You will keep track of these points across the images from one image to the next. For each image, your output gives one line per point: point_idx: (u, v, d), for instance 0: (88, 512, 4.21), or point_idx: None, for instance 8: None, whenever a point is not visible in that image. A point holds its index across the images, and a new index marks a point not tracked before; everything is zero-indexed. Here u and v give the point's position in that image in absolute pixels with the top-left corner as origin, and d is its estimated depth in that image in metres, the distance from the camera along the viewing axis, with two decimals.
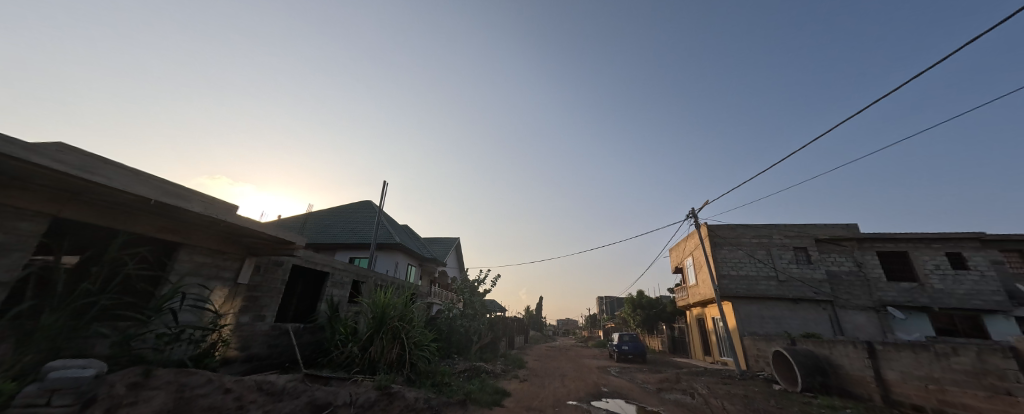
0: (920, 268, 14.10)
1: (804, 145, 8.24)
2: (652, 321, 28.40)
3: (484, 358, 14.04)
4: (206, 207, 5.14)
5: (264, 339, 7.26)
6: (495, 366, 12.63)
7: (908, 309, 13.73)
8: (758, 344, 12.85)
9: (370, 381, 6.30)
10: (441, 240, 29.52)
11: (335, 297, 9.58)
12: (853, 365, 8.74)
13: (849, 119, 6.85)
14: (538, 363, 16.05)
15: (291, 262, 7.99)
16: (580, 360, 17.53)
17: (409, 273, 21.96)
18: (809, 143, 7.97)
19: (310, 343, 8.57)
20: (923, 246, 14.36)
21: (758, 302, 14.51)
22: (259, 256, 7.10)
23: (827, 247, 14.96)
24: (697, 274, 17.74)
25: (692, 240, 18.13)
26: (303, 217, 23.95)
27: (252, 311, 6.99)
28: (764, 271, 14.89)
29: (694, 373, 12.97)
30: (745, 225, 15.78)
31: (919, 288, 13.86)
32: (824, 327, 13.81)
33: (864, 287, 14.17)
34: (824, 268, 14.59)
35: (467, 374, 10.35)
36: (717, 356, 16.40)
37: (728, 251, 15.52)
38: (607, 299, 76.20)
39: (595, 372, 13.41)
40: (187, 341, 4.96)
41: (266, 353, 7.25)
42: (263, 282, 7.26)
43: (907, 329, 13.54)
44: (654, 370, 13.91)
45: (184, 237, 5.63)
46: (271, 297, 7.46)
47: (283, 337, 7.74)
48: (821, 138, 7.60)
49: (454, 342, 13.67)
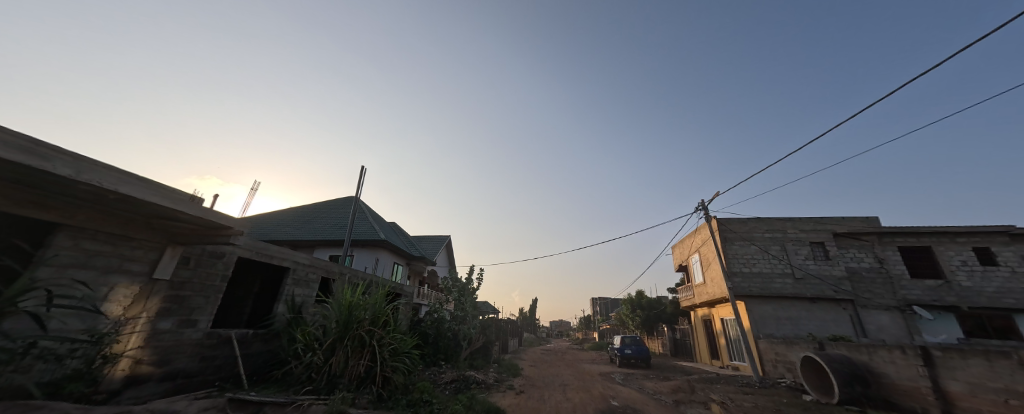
0: (945, 264, 13.10)
1: (829, 130, 7.32)
2: (653, 322, 27.24)
3: (474, 365, 12.60)
4: (78, 171, 3.69)
5: (194, 351, 5.78)
6: (486, 375, 11.19)
7: (934, 308, 12.67)
8: (775, 347, 11.69)
9: (320, 405, 4.86)
10: (431, 238, 28.00)
11: (297, 297, 8.00)
12: (901, 374, 7.62)
13: (895, 91, 5.85)
14: (534, 369, 14.63)
15: (234, 254, 6.47)
16: (580, 366, 16.19)
17: (395, 272, 20.38)
18: (836, 125, 6.98)
19: (261, 353, 7.09)
20: (948, 241, 13.36)
21: (774, 302, 13.34)
22: (186, 246, 5.62)
23: (845, 242, 13.90)
24: (705, 272, 16.54)
25: (699, 235, 16.97)
26: (281, 214, 22.28)
27: (175, 314, 5.50)
28: (779, 267, 13.76)
29: (708, 380, 11.72)
30: (757, 219, 14.66)
31: (945, 286, 12.85)
32: (845, 328, 12.69)
33: (886, 284, 13.10)
34: (843, 264, 13.51)
35: (453, 387, 8.94)
36: (727, 360, 15.16)
37: (739, 246, 14.38)
38: (601, 300, 74.91)
39: (599, 380, 12.09)
40: (42, 360, 3.43)
41: (196, 367, 5.79)
42: (194, 279, 5.77)
43: (933, 330, 12.49)
44: (663, 377, 12.63)
45: (63, 216, 4.18)
46: (206, 297, 5.97)
47: (223, 347, 6.27)
48: (854, 118, 6.60)
49: (441, 348, 12.32)
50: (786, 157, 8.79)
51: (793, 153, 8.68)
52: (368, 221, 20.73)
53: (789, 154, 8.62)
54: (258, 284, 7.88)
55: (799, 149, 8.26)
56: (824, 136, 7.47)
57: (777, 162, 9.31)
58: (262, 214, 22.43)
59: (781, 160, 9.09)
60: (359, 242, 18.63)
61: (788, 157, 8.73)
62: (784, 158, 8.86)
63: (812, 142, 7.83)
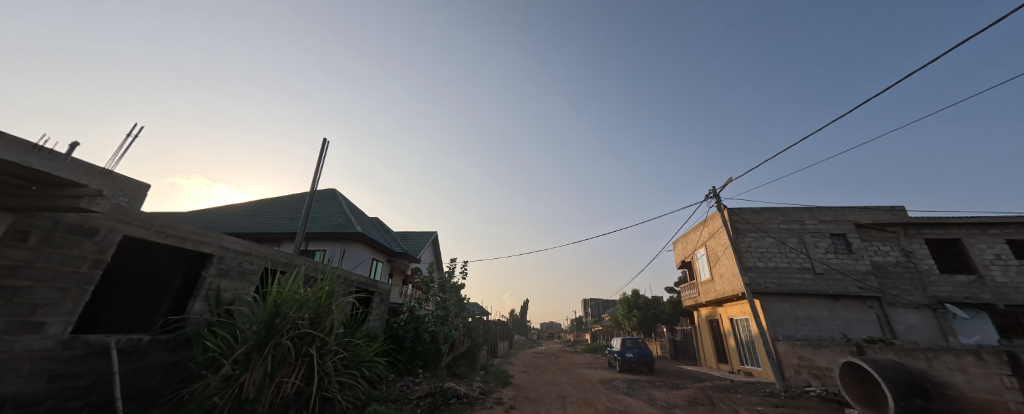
0: (977, 258, 11.94)
1: (888, 87, 6.11)
2: (650, 323, 26.02)
3: (458, 373, 10.94)
4: None
5: (40, 369, 3.98)
6: (470, 386, 9.49)
7: (968, 307, 11.47)
8: (799, 351, 10.35)
9: None
10: (416, 234, 26.28)
11: (222, 293, 6.13)
12: (975, 385, 6.29)
13: None
14: (526, 377, 13.06)
15: (110, 235, 4.65)
16: (576, 371, 14.65)
17: (374, 269, 18.60)
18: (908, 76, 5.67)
19: (161, 367, 5.22)
20: (978, 233, 12.23)
21: (793, 300, 11.97)
22: (20, 214, 3.84)
23: (869, 234, 12.64)
24: (712, 268, 15.13)
25: (705, 228, 15.64)
26: (248, 206, 20.18)
27: (1, 314, 3.70)
28: (797, 262, 12.44)
29: (724, 389, 10.34)
30: (771, 208, 13.35)
31: (978, 282, 11.68)
32: (872, 329, 11.40)
33: (915, 281, 11.87)
34: (867, 258, 12.24)
35: (426, 404, 7.23)
36: (738, 365, 13.79)
37: (753, 239, 13.01)
38: (593, 301, 73.80)
39: (600, 390, 10.59)
40: None
41: (44, 393, 4.00)
42: (36, 265, 3.98)
43: (968, 331, 11.27)
44: (672, 385, 11.21)
45: None
46: (61, 290, 4.18)
47: (95, 362, 4.47)
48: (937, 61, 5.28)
49: (420, 354, 10.74)
50: (821, 128, 7.60)
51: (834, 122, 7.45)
52: (343, 214, 18.83)
53: (827, 124, 7.43)
54: (166, 272, 5.98)
55: (843, 116, 7.07)
56: (880, 95, 6.27)
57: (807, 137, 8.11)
58: (226, 206, 20.26)
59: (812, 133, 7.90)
60: (332, 235, 16.78)
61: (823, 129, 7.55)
62: (820, 130, 7.65)
63: (861, 106, 6.66)
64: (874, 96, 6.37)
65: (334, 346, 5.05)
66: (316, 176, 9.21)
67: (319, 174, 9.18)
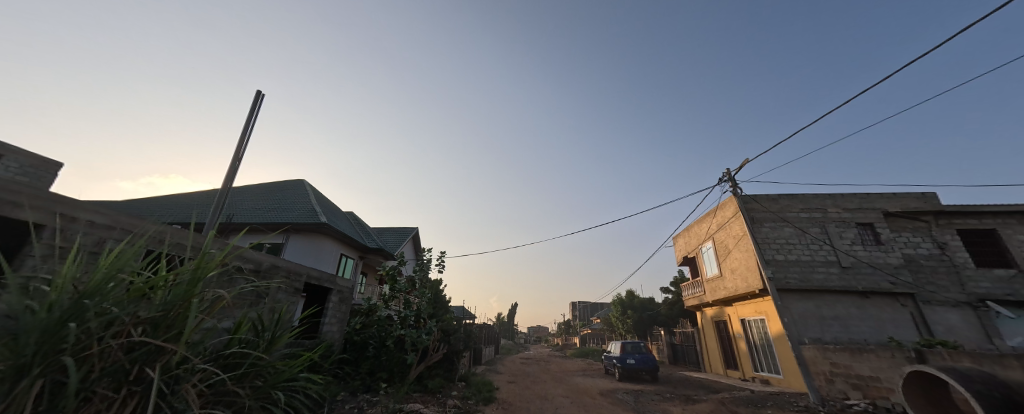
0: (1016, 250, 10.76)
1: (932, 48, 5.66)
2: (644, 325, 24.52)
3: (431, 387, 9.00)
4: None
5: None
6: (444, 406, 7.54)
7: (1011, 306, 10.20)
8: (832, 356, 8.68)
9: None
10: (396, 229, 24.18)
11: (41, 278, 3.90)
12: None
13: None
14: (514, 389, 11.23)
15: None
16: (571, 381, 12.88)
17: (343, 266, 16.51)
18: None
19: None
20: (1015, 223, 11.06)
21: (818, 298, 10.45)
22: None
23: (898, 224, 11.33)
24: (722, 263, 13.54)
25: (713, 219, 14.15)
26: (201, 195, 17.79)
27: None
28: (821, 254, 10.99)
29: (749, 403, 8.73)
30: (790, 195, 11.92)
31: (1019, 277, 10.47)
32: (908, 331, 9.98)
33: (951, 275, 10.57)
34: (898, 250, 10.91)
35: None
36: (751, 372, 12.25)
37: (771, 229, 11.52)
38: (582, 303, 72.53)
39: (603, 405, 8.83)
40: None
41: None
42: None
43: (1016, 333, 9.95)
44: (685, 398, 9.55)
45: None
46: None
47: None
48: None
49: (382, 364, 8.73)
50: (896, 72, 6.19)
51: (908, 65, 6.01)
52: (309, 204, 16.60)
53: (894, 73, 6.23)
54: None
55: (914, 61, 5.94)
56: (920, 58, 5.82)
57: (860, 93, 6.83)
58: (175, 194, 17.79)
59: (837, 108, 7.38)
60: (291, 227, 14.67)
61: (851, 101, 7.05)
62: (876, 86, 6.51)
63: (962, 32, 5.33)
64: (917, 57, 5.84)
65: (215, 371, 2.97)
66: (244, 138, 6.93)
67: (248, 136, 6.91)
